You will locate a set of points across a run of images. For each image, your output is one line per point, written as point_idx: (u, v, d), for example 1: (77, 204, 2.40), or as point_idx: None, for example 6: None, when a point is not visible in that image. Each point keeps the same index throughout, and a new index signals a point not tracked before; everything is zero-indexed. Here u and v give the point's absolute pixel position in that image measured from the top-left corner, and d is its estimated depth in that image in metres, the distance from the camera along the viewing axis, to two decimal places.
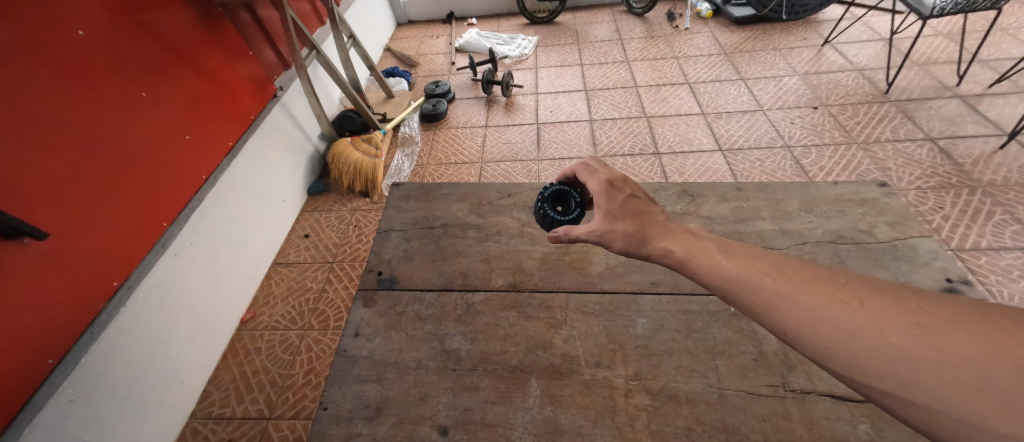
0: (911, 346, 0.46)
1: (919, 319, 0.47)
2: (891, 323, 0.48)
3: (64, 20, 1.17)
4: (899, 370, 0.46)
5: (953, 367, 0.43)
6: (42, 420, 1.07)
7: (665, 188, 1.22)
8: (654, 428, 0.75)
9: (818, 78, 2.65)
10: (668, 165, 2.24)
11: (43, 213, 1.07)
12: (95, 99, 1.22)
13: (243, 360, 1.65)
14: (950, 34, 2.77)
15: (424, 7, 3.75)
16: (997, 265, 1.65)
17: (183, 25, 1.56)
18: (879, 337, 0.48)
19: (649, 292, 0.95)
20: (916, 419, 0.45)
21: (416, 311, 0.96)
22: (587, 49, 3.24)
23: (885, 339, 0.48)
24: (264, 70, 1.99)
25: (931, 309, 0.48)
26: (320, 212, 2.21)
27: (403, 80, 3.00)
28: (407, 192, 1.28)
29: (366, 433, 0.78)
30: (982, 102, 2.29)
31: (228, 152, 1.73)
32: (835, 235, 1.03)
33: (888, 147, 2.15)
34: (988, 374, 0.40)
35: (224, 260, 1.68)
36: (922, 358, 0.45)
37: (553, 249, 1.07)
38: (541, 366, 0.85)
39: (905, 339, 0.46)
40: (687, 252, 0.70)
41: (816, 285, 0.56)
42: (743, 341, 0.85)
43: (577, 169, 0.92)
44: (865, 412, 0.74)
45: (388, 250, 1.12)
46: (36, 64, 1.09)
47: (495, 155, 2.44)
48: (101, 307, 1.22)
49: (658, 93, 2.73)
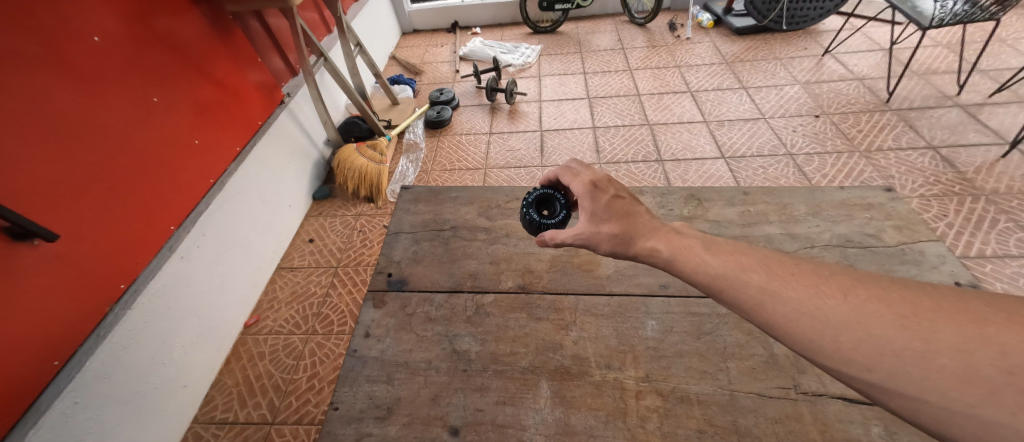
0: (896, 336, 0.47)
1: (902, 310, 0.48)
2: (874, 314, 0.49)
3: (80, 26, 1.20)
4: (885, 360, 0.46)
5: (937, 356, 0.44)
6: (45, 423, 1.06)
7: (671, 192, 1.23)
8: (666, 430, 0.75)
9: (819, 87, 2.67)
10: (671, 171, 2.26)
11: (53, 216, 1.08)
12: (106, 102, 1.24)
13: (246, 364, 1.65)
14: (949, 45, 2.81)
15: (429, 17, 3.79)
16: (1003, 273, 1.65)
17: (194, 32, 1.58)
18: (862, 329, 0.49)
19: (658, 295, 0.96)
20: (904, 410, 0.46)
21: (427, 312, 0.97)
22: (590, 58, 3.27)
23: (870, 330, 0.48)
24: (272, 78, 2.03)
25: (913, 300, 0.49)
26: (326, 216, 2.22)
27: (407, 87, 3.03)
28: (416, 195, 1.29)
29: (377, 433, 0.78)
30: (983, 111, 2.31)
31: (236, 157, 1.75)
32: (843, 239, 1.04)
33: (891, 155, 2.16)
34: (970, 361, 0.42)
35: (231, 264, 1.69)
36: (907, 348, 0.46)
37: (561, 253, 1.08)
38: (552, 367, 0.85)
39: (889, 330, 0.47)
40: (672, 249, 0.70)
41: (801, 279, 0.57)
42: (753, 344, 0.85)
43: (561, 172, 0.93)
44: (878, 415, 0.73)
45: (398, 252, 1.12)
46: (48, 68, 1.11)
47: (499, 162, 2.46)
48: (107, 309, 1.22)
49: (660, 101, 2.76)
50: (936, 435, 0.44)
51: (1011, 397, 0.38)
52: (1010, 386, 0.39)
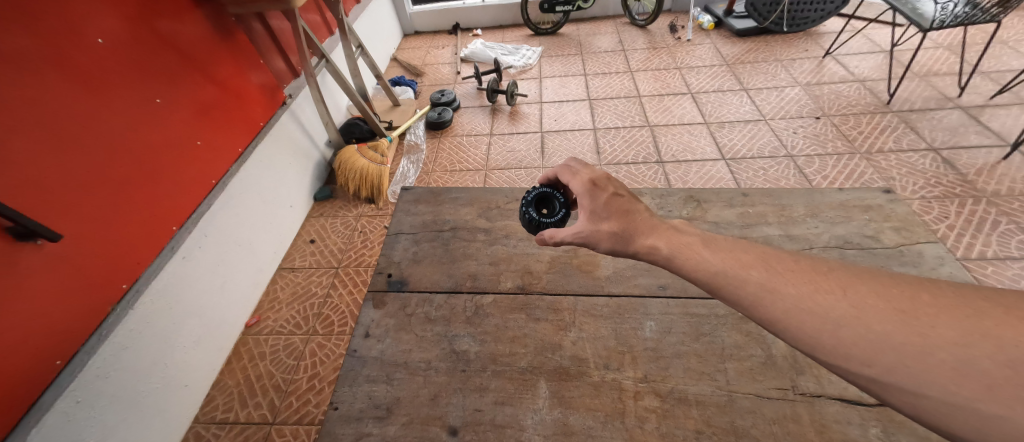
0: (895, 331, 0.47)
1: (901, 305, 0.49)
2: (874, 310, 0.49)
3: (84, 28, 1.21)
4: (885, 356, 0.46)
5: (937, 351, 0.44)
6: (47, 422, 1.06)
7: (670, 194, 1.24)
8: (664, 430, 0.75)
9: (820, 89, 2.67)
10: (672, 173, 2.26)
11: (57, 216, 1.09)
12: (109, 103, 1.25)
13: (247, 364, 1.66)
14: (950, 47, 2.81)
15: (430, 19, 3.81)
16: (1004, 275, 1.64)
17: (196, 34, 1.59)
18: (862, 325, 0.49)
19: (656, 296, 0.96)
20: (904, 406, 0.46)
21: (426, 312, 0.97)
22: (591, 59, 3.28)
23: (869, 326, 0.48)
24: (274, 79, 2.04)
25: (913, 295, 0.49)
26: (327, 217, 2.23)
27: (409, 88, 3.04)
28: (416, 196, 1.29)
29: (377, 433, 0.79)
30: (985, 113, 2.31)
31: (238, 158, 1.76)
32: (841, 240, 1.04)
33: (892, 157, 2.16)
34: (969, 356, 0.42)
35: (232, 264, 1.69)
36: (906, 343, 0.46)
37: (560, 253, 1.08)
38: (550, 368, 0.85)
39: (889, 326, 0.48)
40: (671, 247, 0.71)
41: (799, 276, 0.57)
42: (752, 345, 0.85)
43: (560, 171, 0.94)
44: (876, 416, 0.74)
45: (398, 253, 1.13)
46: (53, 69, 1.12)
47: (500, 163, 2.46)
48: (110, 309, 1.23)
49: (660, 102, 2.76)
50: (936, 431, 0.45)
51: (1010, 391, 0.38)
52: (1010, 380, 0.39)
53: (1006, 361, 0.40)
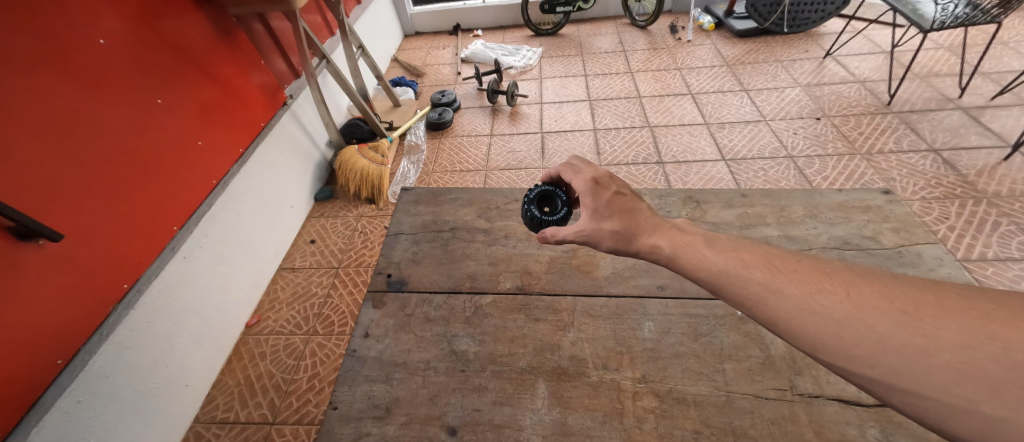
0: (899, 333, 0.47)
1: (905, 307, 0.49)
2: (878, 311, 0.49)
3: (85, 28, 1.21)
4: (887, 357, 0.47)
5: (940, 353, 0.44)
6: (48, 421, 1.07)
7: (669, 195, 1.24)
8: (662, 431, 0.75)
9: (820, 90, 2.67)
10: (672, 173, 2.26)
11: (58, 215, 1.10)
12: (110, 104, 1.25)
13: (248, 364, 1.66)
14: (951, 48, 2.81)
15: (430, 20, 3.81)
16: (1004, 276, 1.64)
17: (198, 35, 1.60)
18: (866, 326, 0.49)
19: (655, 296, 0.96)
20: (905, 406, 0.46)
21: (425, 313, 0.97)
22: (591, 60, 3.28)
23: (872, 327, 0.49)
24: (275, 80, 2.04)
25: (917, 297, 0.49)
26: (327, 217, 2.23)
27: (409, 89, 3.05)
28: (416, 197, 1.30)
29: (375, 433, 0.79)
30: (985, 113, 2.31)
31: (239, 159, 1.76)
32: (840, 241, 1.04)
33: (892, 158, 2.16)
34: (973, 358, 0.42)
35: (233, 264, 1.70)
36: (909, 345, 0.46)
37: (560, 254, 1.08)
38: (549, 368, 0.85)
39: (892, 327, 0.48)
40: (674, 246, 0.71)
41: (801, 276, 0.57)
42: (750, 346, 0.85)
43: (562, 169, 0.94)
44: (874, 417, 0.74)
45: (398, 253, 1.13)
46: (55, 70, 1.13)
47: (499, 163, 2.47)
48: (112, 308, 1.24)
49: (661, 103, 2.76)
50: (937, 431, 0.45)
51: (1013, 394, 0.39)
52: (1014, 382, 0.39)
53: (1008, 363, 0.40)
